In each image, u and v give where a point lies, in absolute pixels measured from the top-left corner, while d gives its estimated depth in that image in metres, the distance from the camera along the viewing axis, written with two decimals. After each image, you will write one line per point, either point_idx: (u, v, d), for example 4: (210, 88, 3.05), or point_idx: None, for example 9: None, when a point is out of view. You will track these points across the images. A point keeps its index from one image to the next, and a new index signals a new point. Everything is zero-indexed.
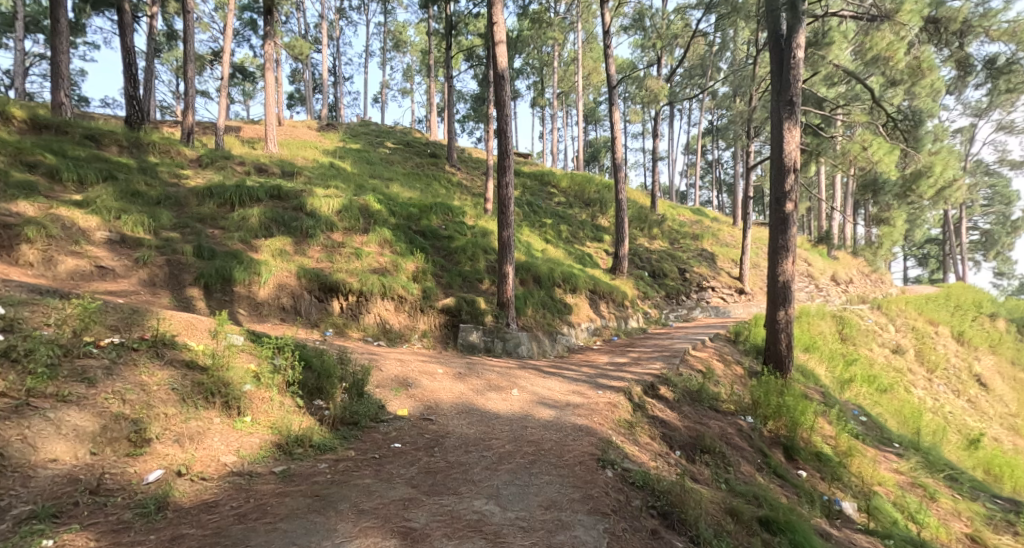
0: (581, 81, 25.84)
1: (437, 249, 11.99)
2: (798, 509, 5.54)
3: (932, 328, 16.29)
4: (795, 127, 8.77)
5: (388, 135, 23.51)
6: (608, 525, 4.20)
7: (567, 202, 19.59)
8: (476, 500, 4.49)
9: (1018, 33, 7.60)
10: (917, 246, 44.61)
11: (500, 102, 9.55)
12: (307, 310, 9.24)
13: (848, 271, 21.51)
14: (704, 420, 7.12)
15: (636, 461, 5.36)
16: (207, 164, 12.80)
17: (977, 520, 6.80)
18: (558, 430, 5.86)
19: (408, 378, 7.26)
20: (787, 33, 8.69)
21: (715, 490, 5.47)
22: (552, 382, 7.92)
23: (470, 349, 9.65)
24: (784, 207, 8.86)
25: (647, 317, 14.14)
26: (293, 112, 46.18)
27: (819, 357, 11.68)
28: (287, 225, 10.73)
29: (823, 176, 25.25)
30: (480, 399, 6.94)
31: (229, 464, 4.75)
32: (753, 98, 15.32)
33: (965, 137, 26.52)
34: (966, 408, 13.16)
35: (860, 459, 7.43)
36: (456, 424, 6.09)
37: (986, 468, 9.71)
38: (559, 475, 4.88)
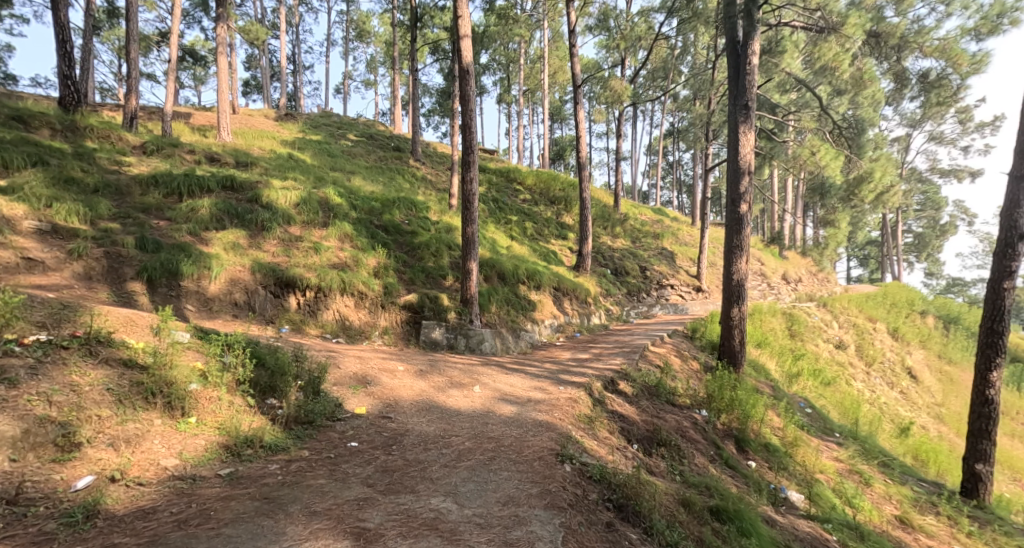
0: (547, 80, 25.96)
1: (400, 245, 11.79)
2: (746, 498, 5.79)
3: (871, 324, 17.37)
4: (750, 131, 9.14)
5: (350, 127, 22.96)
6: (565, 519, 4.25)
7: (532, 200, 19.67)
8: (433, 498, 4.46)
9: (947, 51, 8.19)
10: (857, 248, 47.43)
11: (465, 97, 9.49)
12: (260, 307, 8.92)
13: (797, 270, 22.61)
14: (661, 414, 7.33)
15: (594, 455, 5.47)
16: (153, 152, 12.12)
17: (906, 502, 7.33)
18: (519, 426, 5.90)
19: (368, 376, 7.12)
20: (743, 39, 9.00)
21: (671, 482, 5.64)
22: (515, 378, 7.96)
23: (432, 345, 9.57)
24: (739, 207, 9.24)
25: (609, 314, 14.41)
26: (248, 100, 44.17)
27: (769, 352, 12.26)
28: (239, 217, 10.30)
29: (775, 179, 26.41)
30: (442, 396, 6.89)
31: (169, 468, 4.52)
32: (712, 102, 15.88)
33: (901, 146, 28.38)
34: (899, 399, 14.15)
35: (805, 449, 7.85)
36: (417, 422, 6.01)
37: (915, 454, 10.46)
38: (517, 471, 4.91)
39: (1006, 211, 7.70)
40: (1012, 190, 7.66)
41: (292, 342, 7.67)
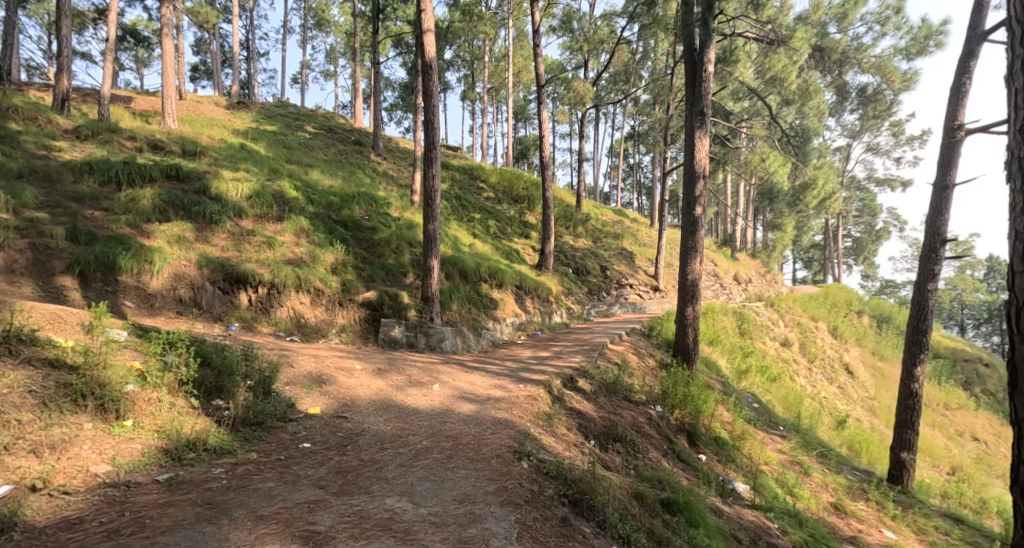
0: (511, 79, 25.91)
1: (359, 241, 11.52)
2: (696, 490, 6.00)
3: (813, 323, 18.39)
4: (705, 136, 9.45)
5: (308, 118, 22.21)
6: (520, 515, 4.26)
7: (495, 198, 19.64)
8: (387, 498, 4.39)
9: (882, 67, 8.76)
10: (800, 250, 50.08)
11: (427, 92, 9.35)
12: (207, 303, 8.52)
13: (748, 272, 23.61)
14: (618, 410, 7.49)
15: (551, 451, 5.52)
16: (88, 136, 11.35)
17: (840, 490, 7.83)
18: (478, 425, 5.88)
19: (323, 375, 6.92)
20: (699, 48, 9.30)
21: (626, 476, 5.78)
22: (475, 377, 7.93)
23: (391, 344, 9.39)
24: (694, 210, 9.52)
25: (570, 313, 14.59)
26: (197, 86, 41.91)
27: (721, 350, 12.76)
28: (185, 209, 9.80)
29: (729, 184, 27.53)
30: (399, 395, 6.78)
31: (100, 475, 4.23)
32: (671, 106, 16.38)
33: (842, 155, 30.17)
34: (837, 393, 15.09)
35: (752, 442, 8.23)
36: (373, 421, 5.89)
37: (851, 445, 11.18)
38: (475, 468, 4.91)
39: (930, 218, 8.29)
40: (937, 199, 8.26)
41: (243, 341, 7.37)
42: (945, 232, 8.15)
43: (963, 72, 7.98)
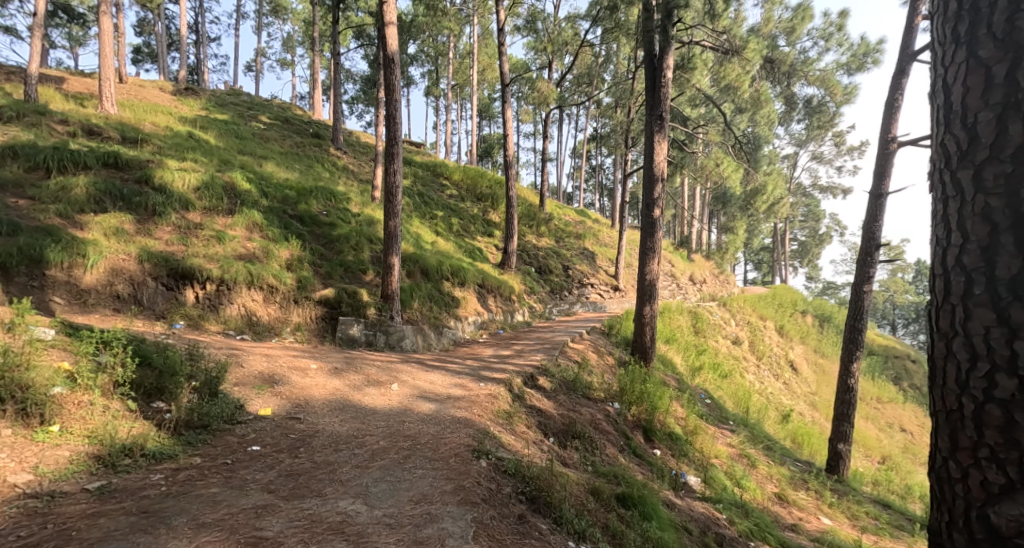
0: (475, 76, 25.76)
1: (316, 237, 11.22)
2: (650, 485, 6.13)
3: (762, 322, 19.29)
4: (664, 140, 9.69)
5: (263, 108, 21.35)
6: (477, 514, 4.24)
7: (459, 196, 19.46)
8: (341, 500, 4.28)
9: (826, 81, 9.37)
10: (751, 252, 52.46)
11: (389, 86, 9.22)
12: (149, 300, 8.09)
13: (703, 272, 24.42)
14: (577, 407, 7.60)
15: (510, 449, 5.53)
16: (14, 118, 10.51)
17: (783, 481, 8.27)
18: (436, 424, 5.85)
19: (275, 376, 6.68)
20: (659, 53, 9.56)
21: (583, 472, 5.87)
22: (436, 376, 7.87)
23: (349, 342, 9.16)
24: (653, 212, 9.78)
25: (532, 312, 14.67)
26: (141, 68, 39.46)
27: (676, 348, 13.15)
28: (123, 199, 9.22)
29: (686, 188, 28.43)
30: (357, 395, 6.64)
31: (20, 485, 3.89)
32: (632, 110, 16.79)
33: (791, 163, 31.75)
34: (782, 388, 15.89)
35: (703, 436, 8.54)
36: (328, 422, 5.75)
37: (794, 438, 11.82)
38: (432, 468, 4.88)
39: (867, 224, 8.84)
40: (872, 206, 8.84)
41: (188, 340, 7.01)
42: (879, 237, 8.72)
43: (896, 88, 8.57)
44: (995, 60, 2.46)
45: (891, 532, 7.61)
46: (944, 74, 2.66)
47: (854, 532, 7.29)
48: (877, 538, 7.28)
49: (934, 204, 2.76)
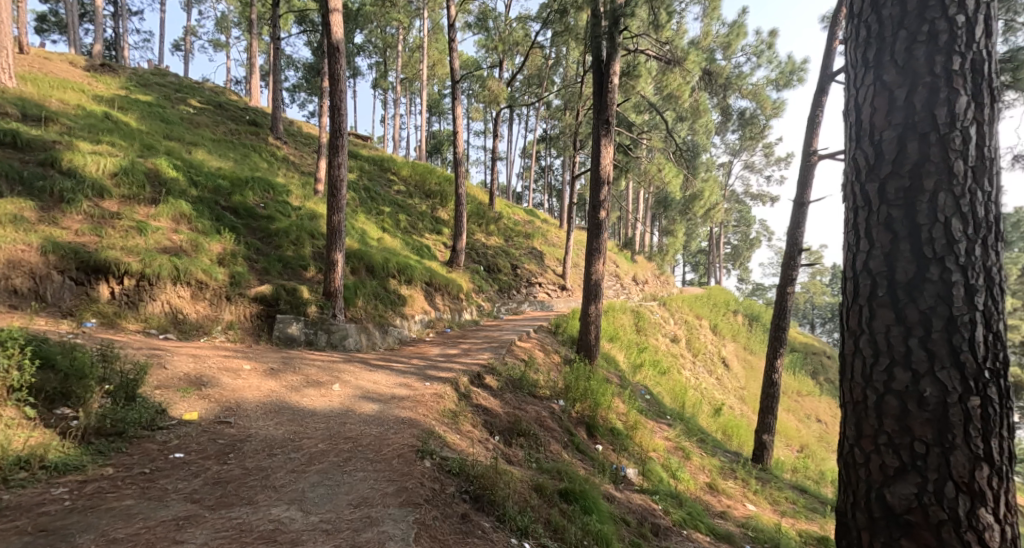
0: (425, 70, 25.27)
1: (252, 230, 10.70)
2: (591, 479, 6.29)
3: (698, 321, 20.25)
4: (609, 144, 9.89)
5: (193, 91, 19.97)
6: (419, 515, 4.17)
7: (407, 192, 19.02)
8: (274, 508, 4.10)
9: (757, 94, 10.12)
10: (690, 255, 54.94)
11: (334, 76, 9.11)
12: (54, 296, 7.38)
13: (646, 273, 25.23)
14: (522, 405, 7.65)
15: (455, 449, 5.47)
16: None
17: (714, 471, 8.76)
18: (380, 425, 5.72)
19: (203, 377, 6.28)
20: (606, 59, 9.81)
21: (527, 469, 5.93)
22: (380, 376, 7.69)
23: (288, 342, 8.78)
24: (599, 214, 10.00)
25: (480, 310, 14.62)
26: (52, 39, 35.83)
27: (620, 346, 13.52)
28: (23, 183, 8.36)
29: (630, 191, 29.29)
30: (294, 396, 6.37)
31: None
32: (581, 114, 17.15)
33: (725, 171, 33.53)
34: (715, 383, 16.78)
35: (642, 431, 8.86)
36: (262, 425, 5.48)
37: (724, 430, 12.54)
38: (374, 470, 4.77)
39: (791, 231, 9.48)
40: (796, 214, 9.49)
41: (101, 339, 6.45)
42: (802, 242, 9.36)
43: (817, 105, 9.24)
44: (896, 85, 3.00)
45: (807, 514, 8.27)
46: (857, 96, 3.19)
47: (775, 516, 7.86)
48: (794, 521, 7.88)
49: (846, 211, 3.27)
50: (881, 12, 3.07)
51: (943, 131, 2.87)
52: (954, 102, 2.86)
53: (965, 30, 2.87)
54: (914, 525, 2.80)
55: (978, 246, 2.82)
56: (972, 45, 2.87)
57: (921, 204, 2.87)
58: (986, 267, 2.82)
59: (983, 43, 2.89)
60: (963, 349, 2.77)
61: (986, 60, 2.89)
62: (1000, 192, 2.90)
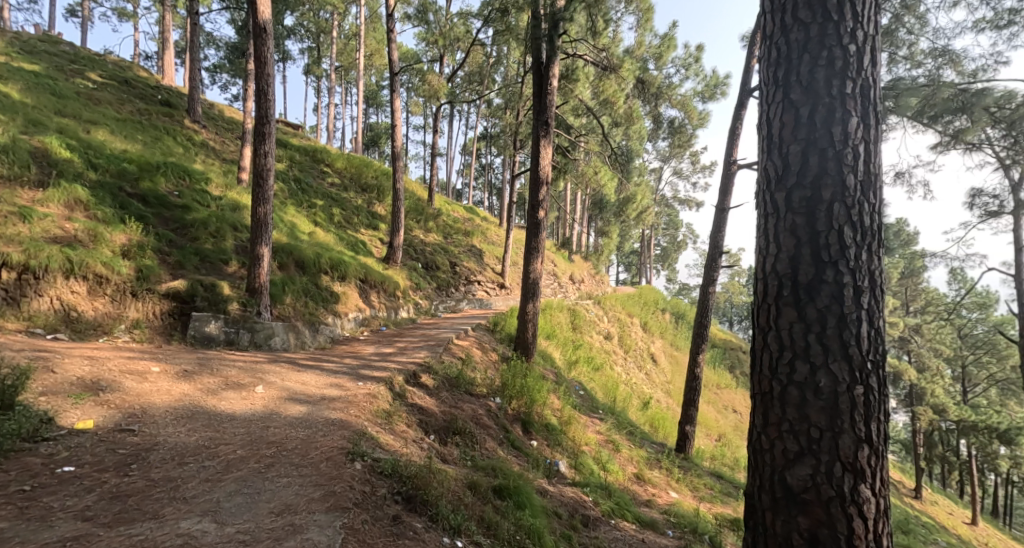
0: (362, 59, 24.50)
1: (163, 220, 9.99)
2: (524, 474, 6.34)
3: (629, 319, 20.94)
4: (549, 145, 10.07)
5: (95, 64, 18.31)
6: (347, 520, 4.05)
7: (341, 184, 18.41)
8: (183, 520, 3.87)
9: (685, 105, 10.57)
10: (623, 255, 56.75)
11: (260, 58, 8.71)
12: None
13: (582, 273, 25.80)
14: (458, 404, 7.59)
15: (388, 449, 5.35)
16: None
17: (641, 462, 9.11)
18: (307, 428, 5.51)
19: (100, 382, 5.78)
20: (546, 62, 9.87)
21: (462, 467, 5.90)
22: (309, 376, 7.41)
23: (205, 341, 8.30)
24: (537, 213, 10.08)
25: (417, 308, 14.39)
26: None
27: (557, 344, 13.71)
28: None
29: (568, 192, 29.83)
30: (210, 400, 6.01)
31: None
32: (522, 114, 17.27)
33: (656, 176, 34.91)
34: (644, 378, 17.44)
35: (576, 425, 9.06)
36: (172, 432, 5.13)
37: (652, 423, 13.09)
38: (299, 475, 4.59)
39: (713, 234, 9.99)
40: (717, 218, 10.02)
41: None
42: (723, 244, 9.89)
43: (737, 117, 9.78)
44: (800, 103, 3.35)
45: (722, 499, 8.84)
46: (768, 111, 3.52)
47: (695, 503, 8.32)
48: (710, 506, 8.38)
49: (758, 217, 3.60)
50: (789, 35, 3.40)
51: (838, 148, 3.25)
52: (847, 123, 3.25)
53: (857, 58, 3.26)
54: (809, 503, 3.16)
55: (864, 252, 3.22)
56: (861, 72, 3.27)
57: (819, 212, 3.24)
58: (870, 270, 3.22)
59: (870, 71, 3.30)
60: (851, 344, 3.16)
61: (873, 87, 3.31)
62: (883, 205, 3.32)
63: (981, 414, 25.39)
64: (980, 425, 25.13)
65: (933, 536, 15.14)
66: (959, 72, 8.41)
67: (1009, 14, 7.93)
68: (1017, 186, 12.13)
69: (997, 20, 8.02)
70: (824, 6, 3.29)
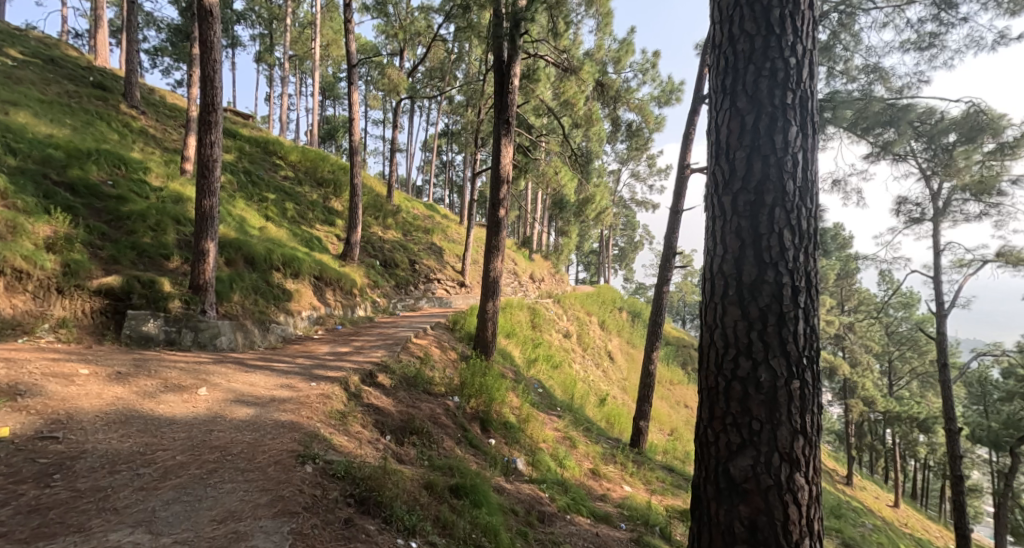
0: (318, 49, 23.88)
1: (96, 212, 9.49)
2: (482, 473, 6.32)
3: (588, 317, 21.22)
4: (510, 144, 10.09)
5: (19, 41, 17.20)
6: (296, 525, 3.96)
7: (295, 178, 17.93)
8: (113, 533, 3.73)
9: (642, 109, 10.76)
10: (583, 254, 57.58)
11: (206, 42, 8.39)
12: None
13: (543, 272, 25.99)
14: (416, 403, 7.50)
15: (341, 451, 5.23)
16: None
17: (597, 457, 9.26)
18: (254, 431, 5.33)
19: (21, 385, 5.45)
20: (507, 61, 9.85)
21: (419, 468, 5.84)
22: (258, 377, 7.19)
23: (142, 341, 7.95)
24: (498, 212, 10.07)
25: (375, 306, 14.18)
26: None
27: (516, 342, 13.75)
28: None
29: (529, 192, 30.00)
30: (146, 403, 5.75)
31: None
32: (483, 111, 17.25)
33: (615, 178, 35.51)
34: (601, 375, 17.73)
35: (535, 423, 9.10)
36: (103, 438, 4.88)
37: (608, 419, 13.33)
38: (245, 481, 4.45)
39: (668, 234, 10.22)
40: (672, 220, 10.23)
41: None
42: (676, 245, 10.11)
43: (690, 123, 10.02)
44: (746, 111, 3.46)
45: (673, 491, 9.12)
46: (717, 118, 3.61)
47: (647, 495, 8.53)
48: (661, 498, 8.60)
49: (706, 219, 3.69)
50: (736, 45, 3.49)
51: (779, 154, 3.38)
52: (787, 131, 3.38)
53: (796, 71, 3.39)
54: (749, 492, 3.26)
55: (802, 254, 3.35)
56: (800, 84, 3.41)
57: (762, 216, 3.36)
58: (808, 272, 3.36)
59: (808, 84, 3.44)
60: (789, 340, 3.29)
61: (811, 98, 3.44)
62: (820, 210, 3.47)
63: (905, 405, 27.10)
64: (904, 415, 26.80)
65: (863, 520, 16.06)
66: (888, 88, 8.87)
67: (931, 37, 8.42)
68: (937, 195, 12.89)
69: (920, 41, 8.50)
70: (767, 19, 3.41)
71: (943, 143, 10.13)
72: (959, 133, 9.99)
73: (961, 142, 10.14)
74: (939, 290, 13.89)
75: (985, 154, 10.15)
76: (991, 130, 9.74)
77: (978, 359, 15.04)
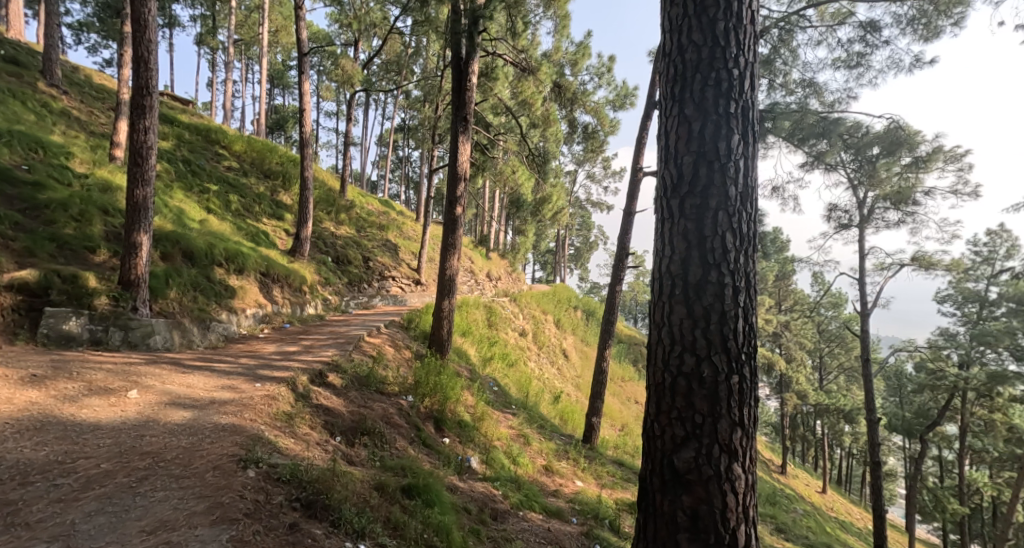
0: (267, 35, 23.05)
1: (12, 200, 8.90)
2: (434, 472, 6.26)
3: (544, 315, 21.36)
4: (467, 142, 10.06)
5: None
6: (235, 532, 3.84)
7: (240, 169, 17.27)
8: None
9: (598, 111, 10.91)
10: (539, 253, 57.92)
11: (140, 22, 7.99)
12: None
13: (499, 270, 26.00)
14: (367, 403, 7.35)
15: (286, 454, 5.06)
16: None
17: (550, 454, 9.34)
18: (191, 435, 5.10)
19: None
20: (465, 58, 9.77)
21: (370, 469, 5.74)
22: (197, 378, 6.89)
23: (63, 340, 7.50)
24: (455, 209, 9.99)
25: (326, 304, 13.83)
26: None
27: (471, 340, 13.67)
28: None
29: (486, 190, 29.94)
30: (69, 408, 5.41)
31: None
32: (439, 107, 17.08)
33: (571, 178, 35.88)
34: (555, 373, 17.89)
35: (489, 421, 9.08)
36: (15, 447, 4.57)
37: (562, 417, 13.48)
38: (179, 488, 4.26)
39: (621, 235, 10.39)
40: (625, 221, 10.41)
41: None
42: (629, 246, 10.28)
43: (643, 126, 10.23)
44: (693, 118, 3.55)
45: (623, 485, 9.34)
46: (665, 124, 3.69)
47: (598, 490, 8.68)
48: (611, 492, 8.77)
49: (655, 221, 3.76)
50: (684, 54, 3.57)
51: (723, 161, 3.49)
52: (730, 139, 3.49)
53: (739, 82, 3.51)
54: (692, 483, 3.35)
55: (743, 256, 3.47)
56: (742, 94, 3.53)
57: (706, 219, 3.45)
58: (747, 273, 3.48)
59: (750, 94, 3.56)
60: (730, 337, 3.39)
61: (753, 108, 3.57)
62: (760, 214, 3.60)
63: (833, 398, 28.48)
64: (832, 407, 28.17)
65: (795, 506, 16.88)
66: (822, 102, 9.30)
67: (859, 57, 8.87)
68: (862, 203, 13.57)
69: (850, 60, 8.96)
70: (713, 31, 3.50)
71: (868, 155, 10.74)
72: (881, 147, 10.57)
73: (883, 155, 10.72)
74: (864, 291, 14.68)
75: (903, 167, 10.72)
76: (908, 145, 10.31)
77: (896, 354, 16.06)
